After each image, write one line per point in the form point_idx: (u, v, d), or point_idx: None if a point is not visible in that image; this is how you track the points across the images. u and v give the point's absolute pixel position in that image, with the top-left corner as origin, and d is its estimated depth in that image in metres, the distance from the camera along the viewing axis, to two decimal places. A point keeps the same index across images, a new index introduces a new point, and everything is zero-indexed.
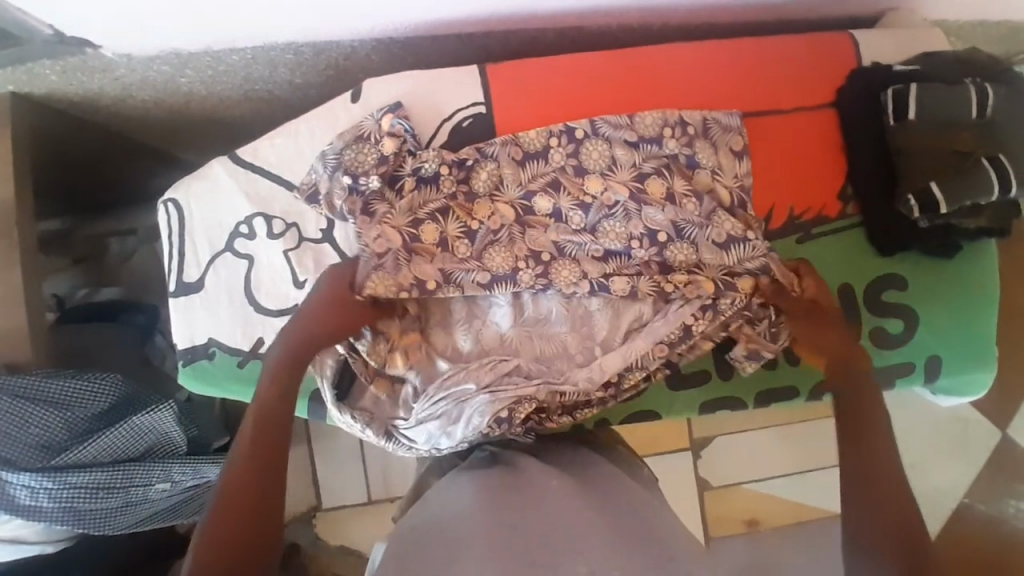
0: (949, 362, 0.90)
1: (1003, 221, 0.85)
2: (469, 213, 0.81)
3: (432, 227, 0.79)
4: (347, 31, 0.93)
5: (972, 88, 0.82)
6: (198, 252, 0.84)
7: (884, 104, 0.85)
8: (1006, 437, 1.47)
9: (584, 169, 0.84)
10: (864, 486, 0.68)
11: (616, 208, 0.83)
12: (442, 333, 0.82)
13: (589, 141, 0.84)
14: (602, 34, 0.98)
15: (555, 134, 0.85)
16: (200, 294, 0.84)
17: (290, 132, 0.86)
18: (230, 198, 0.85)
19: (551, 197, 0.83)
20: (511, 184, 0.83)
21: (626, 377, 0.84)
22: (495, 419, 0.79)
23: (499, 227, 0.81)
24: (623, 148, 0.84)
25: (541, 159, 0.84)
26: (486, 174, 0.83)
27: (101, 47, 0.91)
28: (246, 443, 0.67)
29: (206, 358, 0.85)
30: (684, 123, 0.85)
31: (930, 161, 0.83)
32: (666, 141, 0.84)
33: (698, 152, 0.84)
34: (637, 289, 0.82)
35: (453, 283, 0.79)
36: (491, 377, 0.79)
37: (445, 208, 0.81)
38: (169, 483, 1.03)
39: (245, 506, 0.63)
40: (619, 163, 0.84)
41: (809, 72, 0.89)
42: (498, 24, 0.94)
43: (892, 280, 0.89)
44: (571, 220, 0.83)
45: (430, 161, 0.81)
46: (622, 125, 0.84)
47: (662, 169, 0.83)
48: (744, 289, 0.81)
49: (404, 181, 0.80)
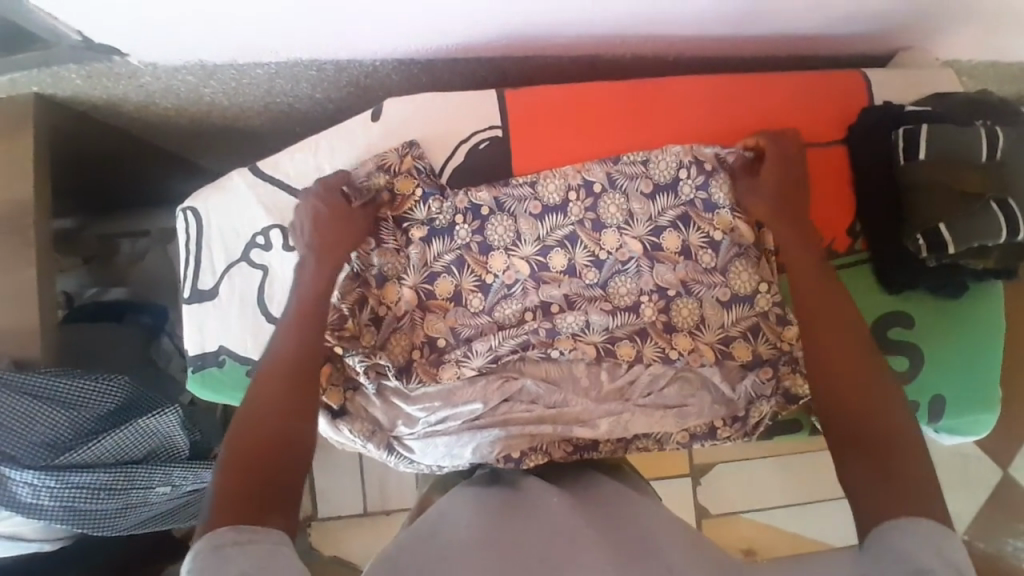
0: (952, 401, 0.90)
1: (1010, 263, 0.86)
2: (483, 266, 0.84)
3: (446, 280, 0.84)
4: (366, 51, 0.95)
5: (983, 131, 0.83)
6: (213, 260, 0.85)
7: (894, 143, 0.86)
8: (1009, 475, 1.48)
9: (601, 224, 0.85)
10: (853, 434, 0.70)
11: (630, 262, 0.85)
12: (451, 368, 0.83)
13: (607, 195, 0.86)
14: (619, 62, 1.01)
15: (573, 187, 0.86)
16: (213, 301, 0.85)
17: (311, 148, 0.87)
18: (248, 209, 0.86)
19: (567, 251, 0.85)
20: (528, 238, 0.85)
21: (641, 437, 0.85)
22: (504, 456, 0.80)
23: (512, 282, 0.85)
24: (639, 201, 0.86)
25: (559, 213, 0.85)
26: (502, 228, 0.84)
27: (128, 55, 0.94)
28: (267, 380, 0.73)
29: (216, 366, 0.85)
30: (699, 161, 0.86)
31: (942, 201, 0.83)
32: (682, 185, 0.86)
33: (714, 193, 0.85)
34: (642, 354, 0.85)
35: (461, 335, 0.84)
36: (494, 383, 0.84)
37: (460, 259, 0.84)
38: (170, 486, 1.04)
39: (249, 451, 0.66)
40: (635, 216, 0.86)
41: (823, 112, 0.90)
42: (517, 49, 0.96)
43: (898, 318, 0.89)
44: (586, 275, 0.85)
45: (443, 212, 0.84)
46: (638, 175, 0.86)
47: (677, 223, 0.85)
48: (740, 357, 0.85)
49: (413, 226, 0.84)
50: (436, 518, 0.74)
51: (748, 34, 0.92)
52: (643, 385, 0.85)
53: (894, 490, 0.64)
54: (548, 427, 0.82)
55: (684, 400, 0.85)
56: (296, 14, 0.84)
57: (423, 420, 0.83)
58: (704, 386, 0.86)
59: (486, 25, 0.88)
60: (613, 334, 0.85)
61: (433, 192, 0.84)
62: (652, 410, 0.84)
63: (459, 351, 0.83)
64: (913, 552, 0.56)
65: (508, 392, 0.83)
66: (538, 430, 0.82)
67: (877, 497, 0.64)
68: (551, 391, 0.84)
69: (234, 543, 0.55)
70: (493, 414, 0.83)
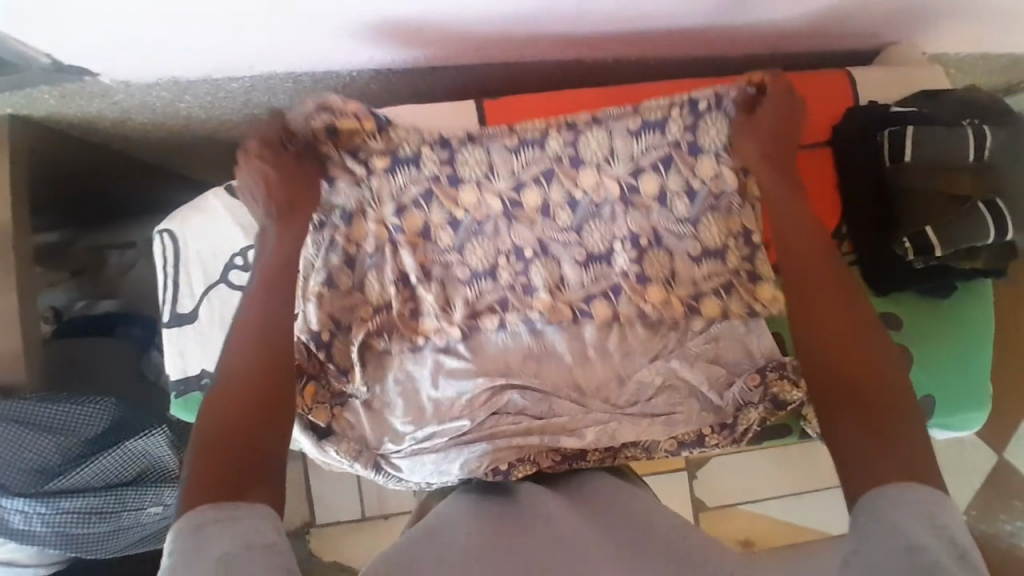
0: (942, 402, 0.90)
1: (999, 264, 0.85)
2: (453, 200, 0.83)
3: (416, 215, 0.83)
4: (342, 62, 0.93)
5: (970, 132, 0.81)
6: (192, 283, 0.84)
7: (879, 145, 0.84)
8: (1005, 461, 1.49)
9: (580, 160, 0.83)
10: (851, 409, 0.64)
11: (606, 205, 0.84)
12: (432, 321, 0.84)
13: (590, 131, 0.82)
14: (601, 66, 0.99)
15: (552, 125, 0.82)
16: (194, 325, 0.84)
17: None
18: (226, 230, 0.84)
19: (541, 189, 0.83)
20: (501, 174, 0.83)
21: (629, 445, 0.84)
22: (493, 470, 0.80)
23: (483, 219, 0.84)
24: (623, 139, 0.82)
25: (536, 148, 0.82)
26: (475, 164, 0.82)
27: (99, 75, 0.92)
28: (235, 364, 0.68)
29: (199, 389, 0.84)
30: (694, 101, 0.81)
31: (928, 203, 0.82)
32: (671, 124, 0.82)
33: (701, 137, 0.82)
34: (616, 313, 0.85)
35: (431, 274, 0.84)
36: (462, 316, 0.84)
37: (428, 192, 0.82)
38: (161, 506, 1.04)
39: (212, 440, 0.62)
40: (617, 155, 0.82)
41: (807, 113, 0.88)
42: (496, 55, 0.94)
43: (886, 320, 0.88)
44: (558, 216, 0.84)
45: (409, 140, 0.80)
46: (624, 115, 0.81)
47: (659, 165, 0.83)
48: (710, 313, 0.85)
49: (376, 158, 0.80)
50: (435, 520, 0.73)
51: (732, 33, 0.90)
52: (629, 392, 0.85)
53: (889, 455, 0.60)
54: (535, 439, 0.81)
55: (673, 408, 0.84)
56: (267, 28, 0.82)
57: (410, 437, 0.82)
58: (693, 394, 0.85)
59: (464, 31, 0.86)
60: (599, 341, 0.85)
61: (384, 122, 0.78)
62: (640, 420, 0.83)
63: (432, 290, 0.84)
64: (907, 522, 0.54)
65: (474, 350, 0.85)
66: (524, 443, 0.81)
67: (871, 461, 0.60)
68: (520, 344, 0.85)
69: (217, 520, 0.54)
70: (480, 428, 0.82)
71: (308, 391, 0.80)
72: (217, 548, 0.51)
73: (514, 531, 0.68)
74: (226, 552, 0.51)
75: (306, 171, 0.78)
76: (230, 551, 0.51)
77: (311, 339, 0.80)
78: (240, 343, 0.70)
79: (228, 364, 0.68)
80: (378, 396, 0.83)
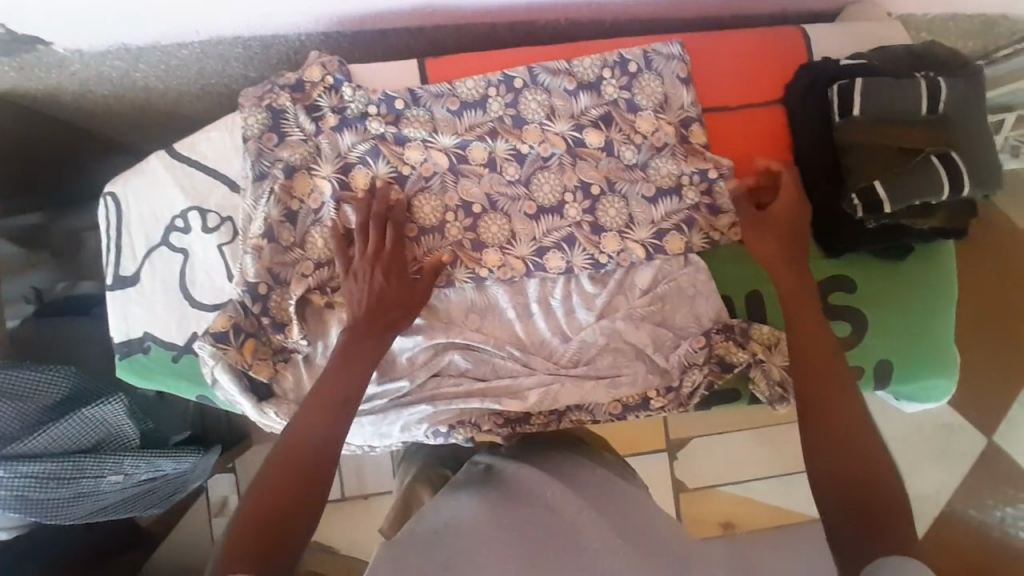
0: (899, 366, 0.86)
1: (956, 222, 0.82)
2: (400, 157, 0.82)
3: (362, 172, 0.82)
4: (287, 25, 0.92)
5: (923, 83, 0.80)
6: (134, 246, 0.84)
7: (830, 100, 0.82)
8: (993, 442, 1.45)
9: (522, 120, 0.84)
10: (841, 473, 0.65)
11: (553, 158, 0.84)
12: None
13: (528, 91, 0.84)
14: (557, 28, 0.97)
15: (493, 84, 0.84)
16: (136, 288, 0.84)
17: (225, 125, 0.85)
18: (167, 193, 0.84)
19: (486, 145, 0.83)
20: (446, 134, 0.83)
21: (574, 409, 0.83)
22: (433, 429, 0.81)
23: (431, 174, 0.83)
24: (561, 98, 0.84)
25: (478, 109, 0.84)
26: (417, 122, 0.83)
27: (52, 44, 0.92)
28: (301, 433, 0.67)
29: (142, 352, 0.83)
30: (623, 62, 0.85)
31: (878, 157, 0.79)
32: (605, 85, 0.85)
33: (637, 94, 0.84)
34: (572, 264, 0.83)
35: None
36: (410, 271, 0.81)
37: (374, 149, 0.82)
38: (122, 475, 1.00)
39: (269, 513, 0.61)
40: (557, 112, 0.84)
41: (759, 71, 0.86)
42: (446, 16, 0.92)
43: (840, 282, 0.85)
44: (506, 171, 0.84)
45: (355, 100, 0.82)
46: (560, 71, 0.84)
47: (600, 122, 0.84)
48: (674, 248, 0.83)
49: (324, 115, 0.82)
50: (435, 519, 0.72)
51: None
52: (573, 349, 0.83)
53: (868, 520, 0.60)
54: (476, 402, 0.80)
55: (619, 370, 0.83)
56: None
57: None
58: (641, 357, 0.83)
59: None
60: (542, 303, 0.83)
61: (344, 79, 0.83)
62: (584, 380, 0.82)
63: None
64: None
65: None
66: (465, 405, 0.80)
67: (849, 523, 0.61)
68: (463, 300, 0.83)
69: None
70: (420, 390, 0.81)
71: (246, 348, 0.78)
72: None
73: (526, 534, 0.67)
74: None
75: (258, 124, 0.81)
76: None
77: (246, 293, 0.78)
78: (311, 408, 0.68)
79: (290, 435, 0.67)
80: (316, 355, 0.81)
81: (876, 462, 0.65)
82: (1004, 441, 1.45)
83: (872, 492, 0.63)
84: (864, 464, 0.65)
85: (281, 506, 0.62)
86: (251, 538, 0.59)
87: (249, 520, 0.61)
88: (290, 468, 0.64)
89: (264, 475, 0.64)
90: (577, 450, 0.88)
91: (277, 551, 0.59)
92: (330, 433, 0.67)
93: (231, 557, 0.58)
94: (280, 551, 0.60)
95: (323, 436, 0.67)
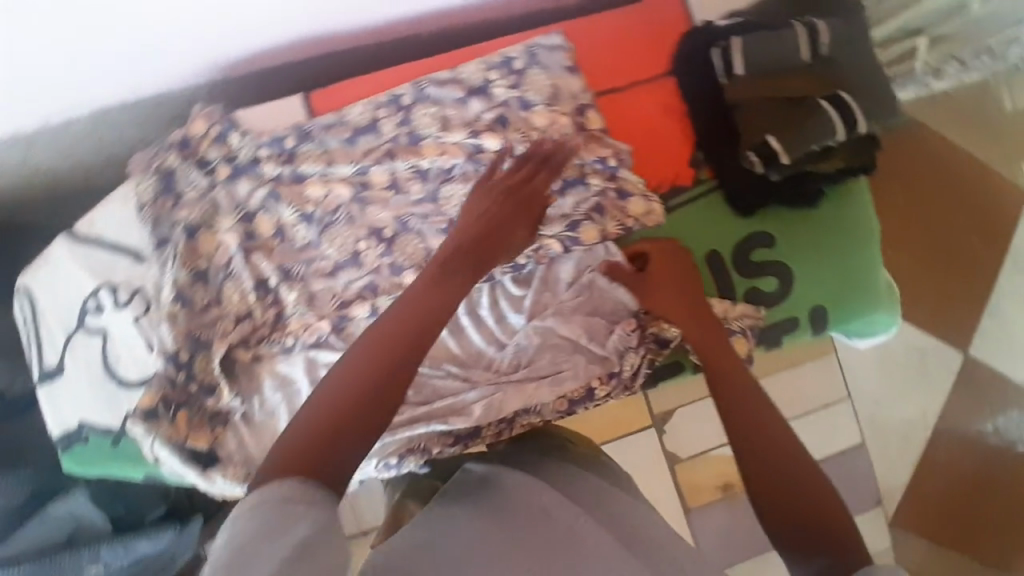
0: (830, 311, 0.86)
1: (862, 159, 0.83)
2: (301, 196, 0.81)
3: (266, 219, 0.80)
4: (172, 79, 0.90)
5: (800, 31, 0.82)
6: (54, 337, 0.83)
7: (714, 63, 0.83)
8: (970, 356, 1.41)
9: (417, 136, 0.82)
10: (775, 484, 0.65)
11: (456, 168, 0.82)
12: (298, 320, 0.80)
13: (418, 106, 0.83)
14: (443, 35, 0.96)
15: (381, 106, 0.83)
16: (63, 378, 0.82)
17: (119, 197, 0.83)
18: (75, 278, 0.82)
19: (387, 167, 0.81)
20: (344, 162, 0.81)
21: (523, 413, 0.81)
22: (384, 463, 0.80)
23: (334, 209, 0.81)
24: (453, 107, 0.83)
25: (371, 133, 0.82)
26: (313, 157, 0.81)
27: None
28: (393, 332, 0.61)
29: (82, 442, 0.82)
30: (508, 60, 0.85)
31: (769, 111, 0.81)
32: (494, 86, 0.84)
33: (528, 90, 0.83)
34: (493, 271, 0.82)
35: (292, 277, 0.80)
36: (334, 308, 0.81)
37: (272, 193, 0.80)
38: (103, 566, 0.89)
39: (333, 420, 0.56)
40: (451, 122, 0.83)
41: (642, 46, 0.86)
42: (328, 43, 0.91)
43: (758, 239, 0.85)
44: (410, 189, 0.82)
45: (243, 147, 0.81)
46: (447, 81, 0.84)
47: (495, 124, 0.82)
48: (590, 239, 0.82)
49: (216, 167, 0.81)
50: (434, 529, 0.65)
51: None
52: (510, 355, 0.83)
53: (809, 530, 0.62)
54: (421, 427, 0.79)
55: (558, 366, 0.82)
56: (68, 49, 0.77)
57: None
58: (578, 348, 0.83)
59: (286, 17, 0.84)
60: (471, 314, 0.83)
61: (228, 128, 0.81)
62: (526, 383, 0.81)
63: (296, 292, 0.80)
64: None
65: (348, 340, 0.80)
66: (411, 432, 0.79)
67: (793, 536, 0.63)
68: None
69: (301, 504, 0.50)
70: None
71: (180, 419, 0.76)
72: (292, 539, 0.47)
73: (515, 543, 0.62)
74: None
75: (150, 190, 0.80)
76: (312, 538, 0.48)
77: (168, 363, 0.76)
78: (404, 310, 0.63)
79: (382, 334, 0.61)
80: (255, 409, 0.80)
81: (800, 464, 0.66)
82: (981, 352, 1.40)
83: (805, 496, 0.64)
84: (792, 471, 0.65)
85: (348, 416, 0.56)
86: (305, 445, 0.54)
87: (313, 426, 0.55)
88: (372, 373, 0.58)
89: (337, 374, 0.58)
90: (539, 438, 0.81)
91: (327, 467, 0.54)
92: (423, 337, 0.62)
93: (283, 466, 0.53)
94: (332, 468, 0.54)
95: (416, 342, 0.61)
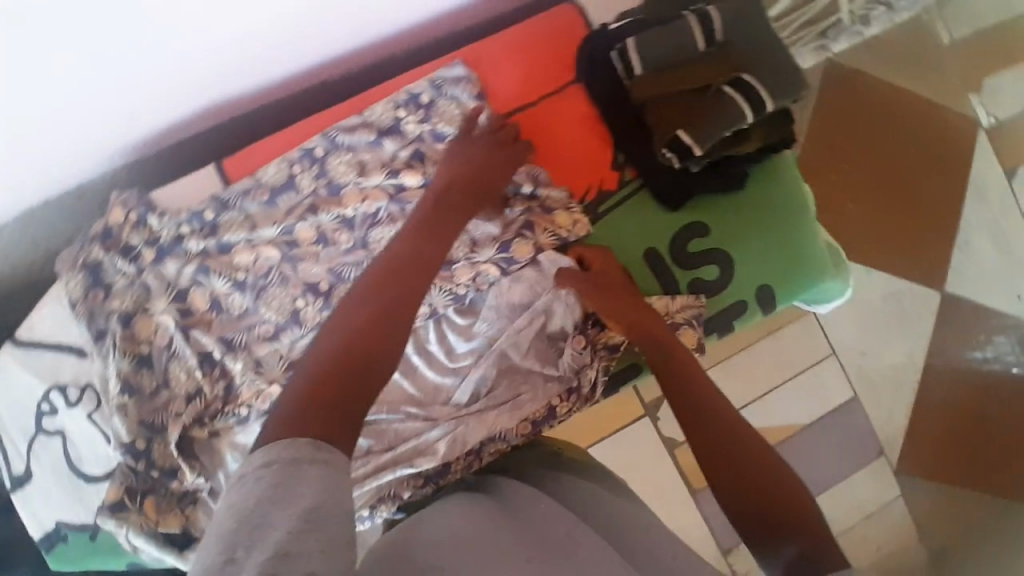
0: (777, 288, 0.86)
1: (776, 134, 0.84)
2: (231, 266, 0.81)
3: (200, 293, 0.81)
4: (84, 175, 0.87)
5: (693, 21, 0.83)
6: (15, 444, 0.83)
7: (615, 67, 0.85)
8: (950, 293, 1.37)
9: (337, 186, 0.82)
10: (738, 482, 0.65)
11: (380, 211, 0.81)
12: (249, 389, 0.79)
13: (332, 156, 0.83)
14: (352, 79, 0.95)
15: (295, 162, 0.83)
16: (32, 483, 0.82)
17: (54, 298, 0.83)
18: (23, 383, 0.82)
19: (312, 223, 0.82)
20: (268, 225, 0.82)
21: (489, 442, 0.80)
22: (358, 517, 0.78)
23: (266, 272, 0.81)
24: (367, 151, 0.83)
25: (290, 192, 0.83)
26: (236, 224, 0.82)
27: None
28: (386, 281, 0.65)
29: (61, 541, 0.82)
30: (414, 96, 0.84)
31: (676, 104, 0.82)
32: (405, 124, 0.84)
33: (438, 123, 0.84)
34: (435, 306, 0.82)
35: (235, 346, 0.80)
36: (281, 370, 0.80)
37: (202, 268, 0.81)
38: None
39: (340, 364, 0.57)
40: (368, 166, 0.83)
41: (544, 58, 0.86)
42: (237, 107, 0.90)
43: (692, 230, 0.85)
44: (339, 240, 0.82)
45: (165, 228, 0.82)
46: (356, 127, 0.83)
47: (412, 161, 0.83)
48: (524, 255, 0.82)
49: (142, 252, 0.81)
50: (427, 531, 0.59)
51: None
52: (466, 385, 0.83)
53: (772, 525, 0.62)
54: (389, 475, 0.78)
55: (517, 391, 0.82)
56: None
57: None
58: (533, 369, 0.83)
59: (191, 93, 0.81)
60: (421, 352, 0.83)
61: (147, 211, 0.82)
62: (486, 413, 0.81)
63: (241, 361, 0.80)
64: None
65: None
66: (378, 481, 0.78)
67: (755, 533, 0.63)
68: None
69: (311, 462, 0.48)
70: None
71: (148, 507, 0.76)
72: (299, 505, 0.43)
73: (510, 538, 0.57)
74: (316, 571, 0.40)
75: (79, 286, 0.80)
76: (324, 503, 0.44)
77: (126, 454, 0.77)
78: (392, 262, 0.68)
79: (376, 282, 0.65)
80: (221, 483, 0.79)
81: (763, 462, 0.66)
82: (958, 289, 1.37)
83: (768, 493, 0.64)
84: (754, 468, 0.66)
85: (353, 365, 0.57)
86: (316, 392, 0.54)
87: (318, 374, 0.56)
88: (369, 321, 0.61)
89: (339, 321, 0.61)
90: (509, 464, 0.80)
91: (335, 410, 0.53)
92: (416, 281, 0.66)
93: (295, 407, 0.52)
94: (343, 411, 0.53)
95: (409, 289, 0.65)
